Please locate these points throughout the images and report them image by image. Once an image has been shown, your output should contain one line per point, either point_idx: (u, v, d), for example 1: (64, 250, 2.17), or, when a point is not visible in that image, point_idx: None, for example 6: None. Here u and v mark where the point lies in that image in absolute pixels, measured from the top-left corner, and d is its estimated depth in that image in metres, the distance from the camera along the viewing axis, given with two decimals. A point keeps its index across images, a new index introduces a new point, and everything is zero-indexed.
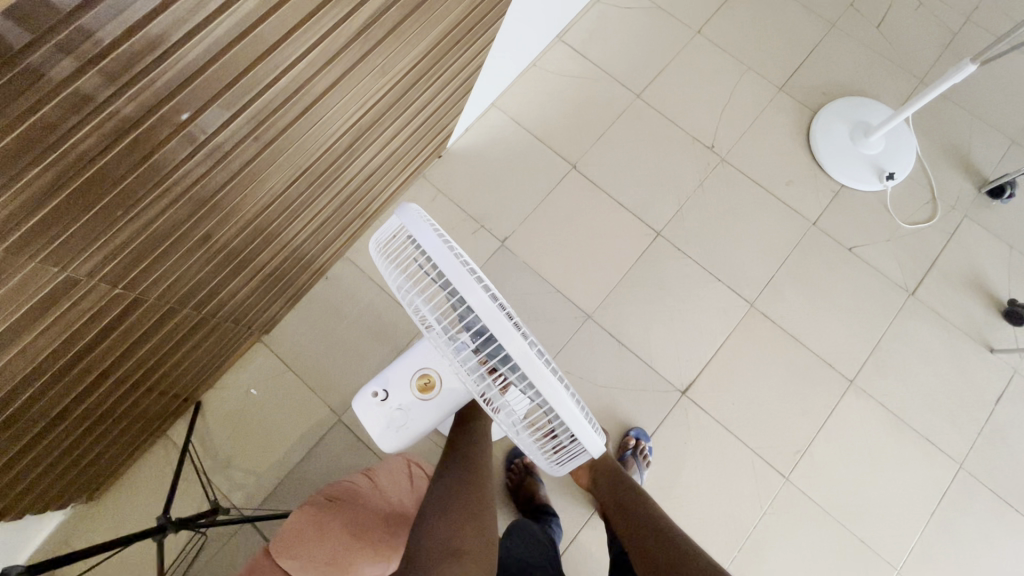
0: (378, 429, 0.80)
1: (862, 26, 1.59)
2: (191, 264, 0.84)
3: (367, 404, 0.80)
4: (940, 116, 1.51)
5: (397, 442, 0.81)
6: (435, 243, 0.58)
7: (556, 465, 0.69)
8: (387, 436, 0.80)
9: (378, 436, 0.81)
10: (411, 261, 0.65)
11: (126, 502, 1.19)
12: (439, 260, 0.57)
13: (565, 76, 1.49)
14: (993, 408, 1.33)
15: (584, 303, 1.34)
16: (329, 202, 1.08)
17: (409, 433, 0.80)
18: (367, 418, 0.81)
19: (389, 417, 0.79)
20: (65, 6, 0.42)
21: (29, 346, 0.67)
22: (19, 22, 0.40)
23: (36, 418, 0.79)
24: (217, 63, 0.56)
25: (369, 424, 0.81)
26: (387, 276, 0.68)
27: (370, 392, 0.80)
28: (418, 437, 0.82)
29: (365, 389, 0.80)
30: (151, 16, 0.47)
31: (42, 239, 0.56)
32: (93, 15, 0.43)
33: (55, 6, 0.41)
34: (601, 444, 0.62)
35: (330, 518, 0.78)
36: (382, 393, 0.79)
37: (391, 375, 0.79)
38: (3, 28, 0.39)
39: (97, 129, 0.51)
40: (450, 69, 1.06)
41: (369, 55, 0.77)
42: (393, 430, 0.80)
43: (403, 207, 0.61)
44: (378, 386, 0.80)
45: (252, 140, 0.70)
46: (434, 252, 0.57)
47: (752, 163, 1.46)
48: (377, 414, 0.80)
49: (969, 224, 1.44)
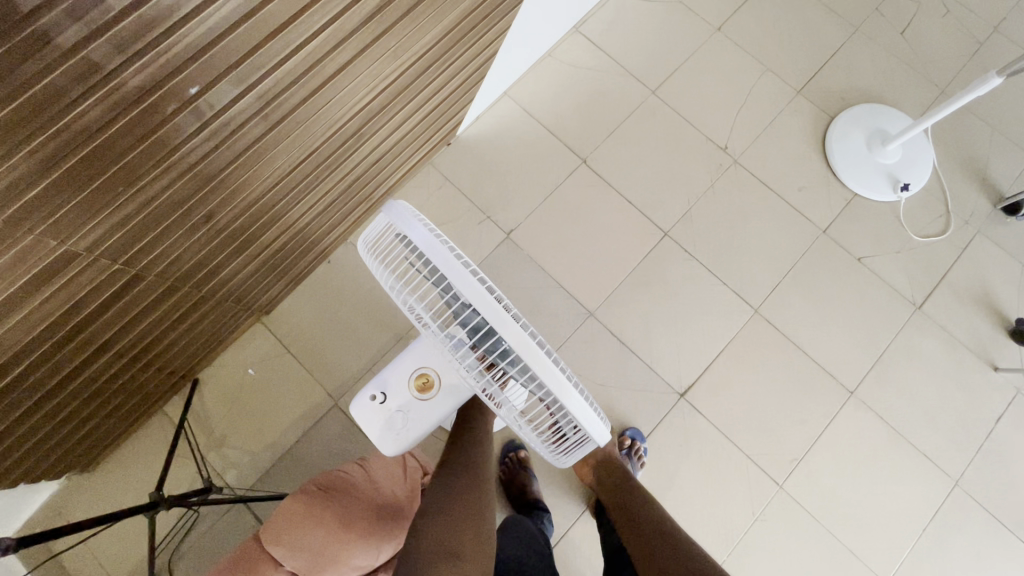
0: (379, 432, 0.78)
1: (885, 31, 1.55)
2: (193, 242, 0.83)
3: (366, 409, 0.78)
4: (959, 126, 1.49)
5: (398, 445, 0.79)
6: (426, 237, 0.56)
7: (560, 456, 0.68)
8: (389, 440, 0.78)
9: (377, 440, 0.79)
10: (405, 261, 0.65)
11: (119, 476, 1.19)
12: (430, 254, 0.55)
13: (580, 68, 1.47)
14: (992, 426, 1.32)
15: (587, 300, 1.33)
16: (336, 185, 1.06)
17: (409, 435, 0.78)
18: (366, 422, 0.79)
19: (388, 419, 0.78)
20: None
21: (30, 316, 0.67)
22: None
23: (34, 388, 0.80)
24: (229, 38, 0.55)
25: (368, 429, 0.79)
26: (379, 277, 0.67)
27: (369, 395, 0.78)
28: (420, 437, 0.79)
29: (361, 394, 0.79)
30: None
31: (41, 211, 0.55)
32: None
33: None
34: (606, 432, 0.61)
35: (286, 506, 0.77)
36: (380, 396, 0.78)
37: (388, 376, 0.78)
38: None
39: (103, 100, 0.50)
40: (466, 52, 1.04)
41: (382, 38, 0.75)
42: (392, 432, 0.78)
43: (392, 204, 0.59)
44: (376, 388, 0.79)
45: (260, 118, 0.69)
46: (426, 247, 0.55)
47: (766, 167, 1.44)
48: (377, 417, 0.78)
49: (982, 239, 1.42)
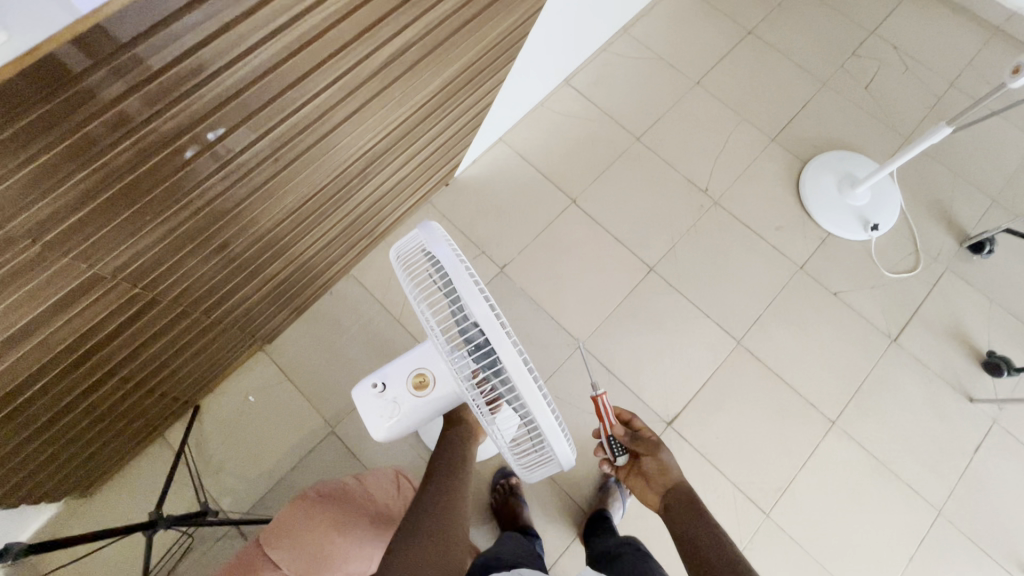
0: (372, 418, 0.83)
1: (851, 86, 1.69)
2: (206, 270, 0.90)
3: (366, 394, 0.83)
4: (922, 172, 1.59)
5: (387, 433, 0.84)
6: (450, 255, 0.61)
7: (527, 473, 0.73)
8: (380, 426, 0.83)
9: (370, 425, 0.83)
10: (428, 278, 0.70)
11: (116, 502, 1.21)
12: (450, 271, 0.60)
13: (570, 117, 1.58)
14: (972, 456, 1.35)
15: (577, 331, 1.39)
16: (342, 218, 1.14)
17: (398, 426, 0.83)
18: (363, 406, 0.84)
19: (383, 407, 0.82)
20: (118, 40, 0.48)
21: (51, 335, 0.72)
22: (82, 50, 0.47)
23: (44, 407, 0.84)
24: (248, 91, 0.63)
25: (364, 413, 0.84)
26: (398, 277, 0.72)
27: (370, 382, 0.83)
28: (409, 429, 0.84)
29: (364, 381, 0.84)
30: (194, 49, 0.54)
31: (75, 238, 0.62)
32: (145, 47, 0.50)
33: (114, 38, 0.48)
34: (572, 459, 0.65)
35: (271, 528, 0.78)
36: (380, 385, 0.82)
37: (390, 368, 0.83)
38: (68, 55, 0.46)
39: (133, 145, 0.58)
40: (462, 102, 1.14)
41: (385, 91, 0.84)
42: (384, 421, 0.82)
43: (426, 222, 0.65)
44: (377, 377, 0.83)
45: (272, 159, 0.77)
46: (449, 266, 0.61)
47: (745, 208, 1.53)
48: (373, 404, 0.83)
49: (951, 276, 1.49)
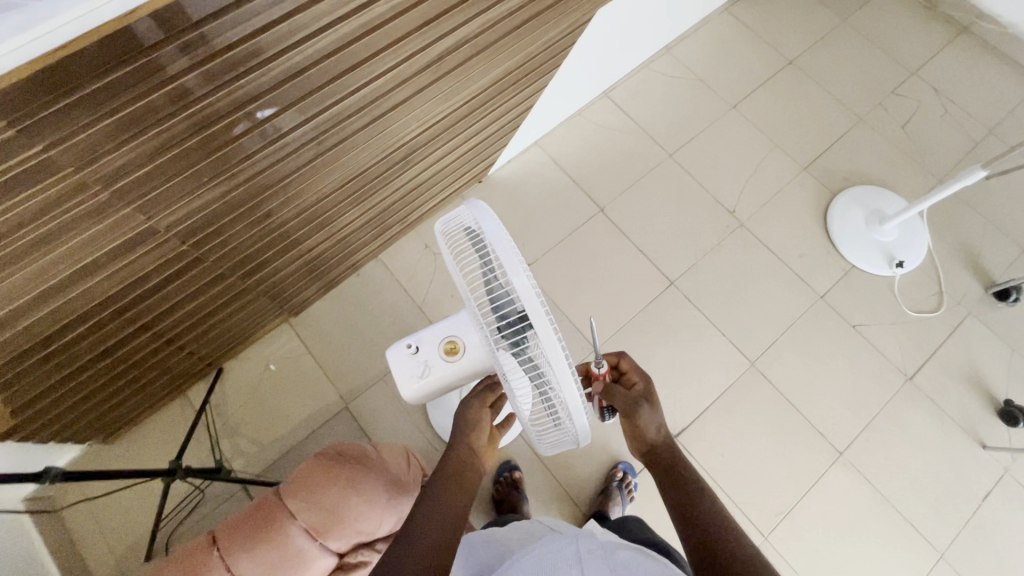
0: (403, 377, 0.86)
1: (887, 124, 1.69)
2: (249, 236, 0.94)
3: (399, 354, 0.86)
4: (952, 215, 1.59)
5: (416, 393, 0.87)
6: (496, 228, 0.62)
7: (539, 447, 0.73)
8: (410, 386, 0.86)
9: (401, 384, 0.86)
10: (471, 250, 0.72)
11: (134, 452, 1.25)
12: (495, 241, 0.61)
13: (605, 128, 1.62)
14: (980, 502, 1.33)
15: (593, 336, 1.41)
16: (379, 202, 1.19)
17: (428, 387, 0.86)
18: (396, 366, 0.87)
19: (415, 368, 0.85)
20: (193, 16, 0.52)
21: (100, 283, 0.77)
22: (158, 23, 0.51)
23: (84, 351, 0.89)
24: (305, 73, 0.67)
25: (396, 371, 0.87)
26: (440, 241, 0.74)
27: (404, 343, 0.86)
28: (437, 392, 0.88)
29: (399, 341, 0.87)
30: (261, 31, 0.59)
31: (135, 194, 0.67)
32: (218, 24, 0.55)
33: (187, 15, 0.52)
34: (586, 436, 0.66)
35: (294, 478, 0.84)
36: (414, 346, 0.85)
37: (425, 332, 0.86)
38: (143, 26, 0.51)
39: (193, 115, 0.62)
40: (503, 103, 1.18)
41: (434, 84, 0.89)
42: (415, 381, 0.86)
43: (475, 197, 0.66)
44: (412, 339, 0.87)
45: (321, 138, 0.81)
46: (494, 237, 0.62)
47: (770, 233, 1.54)
48: (405, 364, 0.86)
49: (973, 320, 1.48)
